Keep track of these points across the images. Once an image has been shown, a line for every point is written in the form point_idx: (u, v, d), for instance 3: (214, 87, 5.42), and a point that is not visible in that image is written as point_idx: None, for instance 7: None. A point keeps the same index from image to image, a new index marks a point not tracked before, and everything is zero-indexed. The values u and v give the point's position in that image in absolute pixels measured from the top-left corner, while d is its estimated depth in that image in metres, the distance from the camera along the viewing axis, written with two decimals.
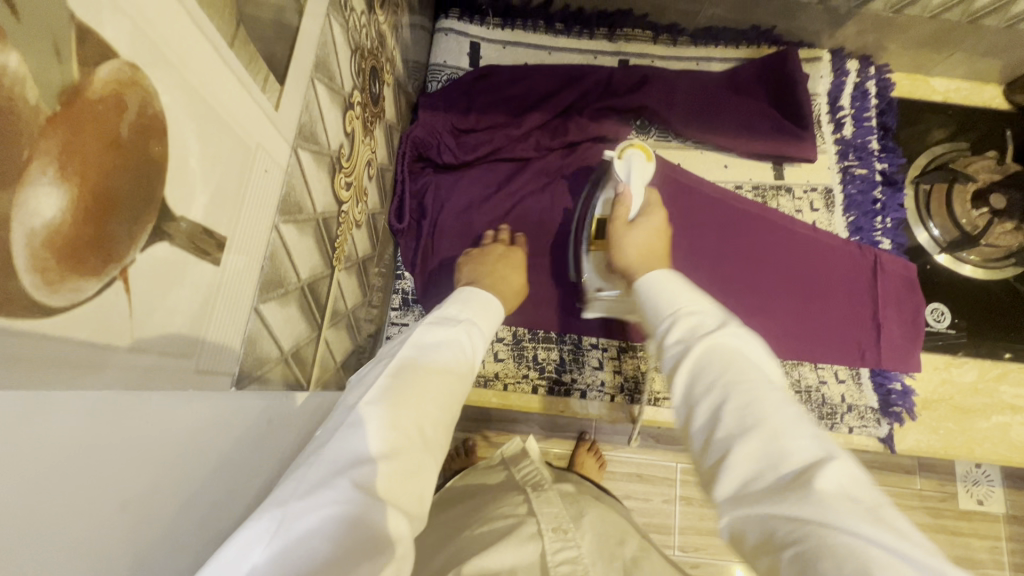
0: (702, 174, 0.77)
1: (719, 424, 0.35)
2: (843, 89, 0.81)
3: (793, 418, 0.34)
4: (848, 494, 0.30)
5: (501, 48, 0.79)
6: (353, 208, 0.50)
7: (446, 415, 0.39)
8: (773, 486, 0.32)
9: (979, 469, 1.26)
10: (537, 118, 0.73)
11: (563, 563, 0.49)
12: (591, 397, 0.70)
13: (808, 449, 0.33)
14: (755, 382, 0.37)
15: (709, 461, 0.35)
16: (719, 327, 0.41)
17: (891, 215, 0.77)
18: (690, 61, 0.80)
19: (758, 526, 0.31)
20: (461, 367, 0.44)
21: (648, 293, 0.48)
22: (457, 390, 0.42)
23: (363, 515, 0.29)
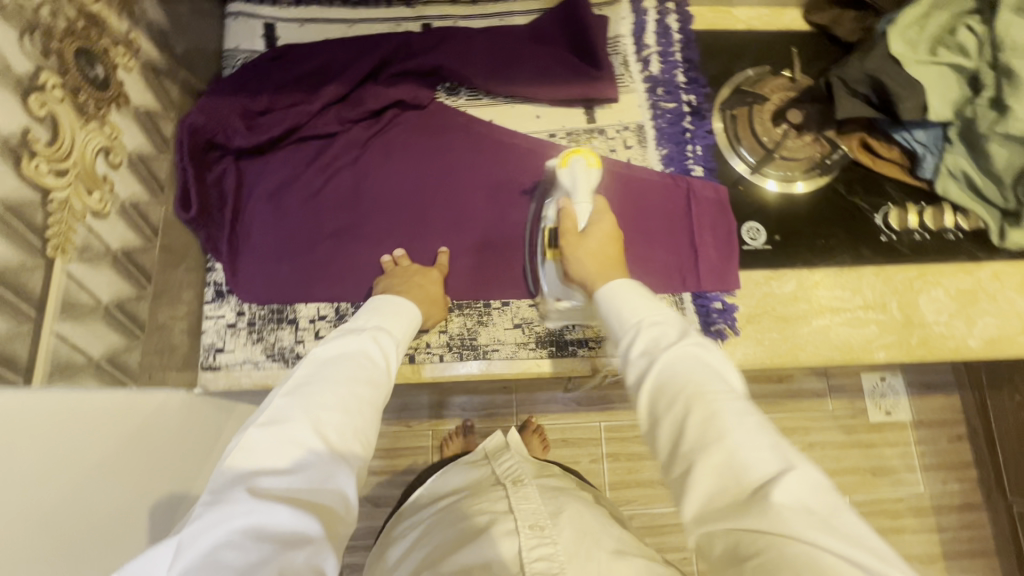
0: (515, 127, 0.78)
1: (684, 437, 0.42)
2: (645, 28, 0.82)
3: (760, 433, 0.41)
4: (801, 502, 0.37)
5: (298, 27, 0.78)
6: (80, 196, 0.48)
7: (358, 421, 0.45)
8: (738, 498, 0.38)
9: (885, 382, 1.40)
10: (332, 91, 0.72)
11: (538, 561, 0.54)
12: (420, 360, 0.69)
13: (771, 463, 0.39)
14: (710, 398, 0.43)
15: (679, 472, 0.41)
16: (679, 338, 0.48)
17: (700, 142, 0.79)
18: (493, 17, 0.81)
19: (723, 538, 0.37)
20: (371, 373, 0.49)
21: (609, 306, 0.54)
22: (376, 397, 0.48)
23: (267, 520, 0.36)
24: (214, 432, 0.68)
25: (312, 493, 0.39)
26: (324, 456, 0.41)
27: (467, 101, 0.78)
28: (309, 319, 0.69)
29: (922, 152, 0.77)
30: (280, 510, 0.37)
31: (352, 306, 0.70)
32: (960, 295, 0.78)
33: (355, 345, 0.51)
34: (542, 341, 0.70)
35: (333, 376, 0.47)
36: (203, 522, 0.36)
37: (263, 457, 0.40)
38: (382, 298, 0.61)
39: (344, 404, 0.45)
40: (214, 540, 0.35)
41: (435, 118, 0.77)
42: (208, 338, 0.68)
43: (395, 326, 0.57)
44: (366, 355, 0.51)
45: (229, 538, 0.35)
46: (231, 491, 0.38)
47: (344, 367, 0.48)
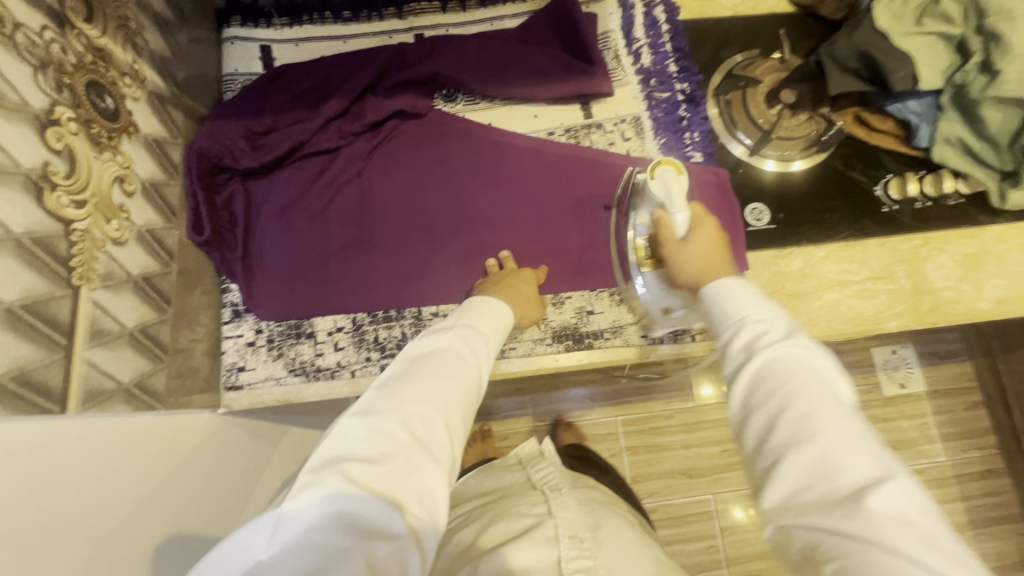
0: (514, 129, 0.79)
1: (774, 434, 0.42)
2: (633, 22, 0.84)
3: (861, 439, 0.40)
4: (899, 517, 0.35)
5: (294, 47, 0.79)
6: (100, 225, 0.49)
7: (449, 421, 0.45)
8: (824, 500, 0.38)
9: (897, 354, 1.41)
10: (334, 106, 0.73)
11: (579, 570, 0.52)
12: None
13: (870, 468, 0.38)
14: (814, 396, 0.43)
15: (763, 471, 0.42)
16: (783, 338, 0.47)
17: (697, 129, 0.80)
18: (483, 23, 0.82)
19: (800, 535, 0.38)
20: (461, 374, 0.49)
21: (711, 301, 0.54)
22: (465, 398, 0.48)
23: (355, 509, 0.37)
24: (237, 447, 0.65)
25: (400, 487, 0.39)
26: (413, 447, 0.41)
27: (465, 107, 0.79)
28: (327, 332, 0.70)
29: (916, 122, 0.78)
30: (364, 501, 0.37)
31: (368, 316, 0.71)
32: (966, 260, 0.79)
33: (445, 345, 0.51)
34: (558, 336, 0.71)
35: (426, 373, 0.47)
36: (299, 502, 0.37)
37: (354, 444, 0.40)
38: (483, 300, 0.61)
39: (435, 402, 0.44)
40: (306, 528, 0.36)
41: (435, 125, 0.78)
42: (229, 358, 0.68)
43: (485, 326, 0.57)
44: (454, 355, 0.50)
45: (319, 524, 0.36)
46: (324, 473, 0.38)
47: (435, 365, 0.48)
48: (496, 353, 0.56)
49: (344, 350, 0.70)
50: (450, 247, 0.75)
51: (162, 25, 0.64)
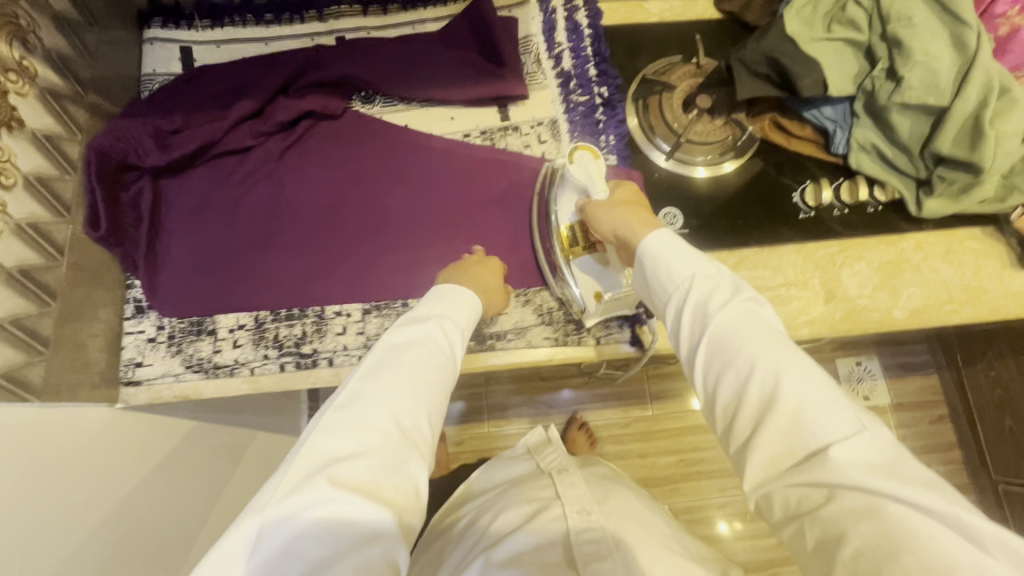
0: (430, 130, 0.80)
1: (744, 402, 0.46)
2: (555, 26, 0.84)
3: (819, 386, 0.44)
4: (859, 466, 0.40)
5: (214, 48, 0.80)
6: None
7: (429, 412, 0.49)
8: (808, 457, 0.42)
9: (861, 366, 1.59)
10: (245, 105, 0.74)
11: (587, 540, 0.63)
12: (338, 362, 0.70)
13: (839, 424, 0.42)
14: (768, 354, 0.46)
15: (741, 437, 0.46)
16: (732, 296, 0.51)
17: (613, 132, 0.80)
18: (404, 26, 0.83)
19: (783, 496, 0.43)
20: (440, 362, 0.53)
21: (652, 267, 0.56)
22: (443, 385, 0.52)
23: (346, 511, 0.41)
24: (145, 440, 0.68)
25: (385, 482, 0.44)
26: (398, 443, 0.45)
27: (382, 108, 0.80)
28: (229, 330, 0.70)
29: (832, 128, 0.78)
30: (354, 503, 0.41)
31: (270, 314, 0.71)
32: (884, 268, 0.78)
33: (425, 333, 0.55)
34: None
35: (404, 363, 0.50)
36: (285, 511, 0.40)
37: (334, 444, 0.44)
38: (459, 286, 0.63)
39: (412, 394, 0.49)
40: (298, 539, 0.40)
41: (350, 126, 0.79)
42: (128, 353, 0.69)
43: (460, 315, 0.59)
44: (434, 342, 0.54)
45: (306, 531, 0.40)
46: (307, 480, 0.42)
47: (414, 355, 0.52)
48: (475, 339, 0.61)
49: (244, 347, 0.70)
50: (359, 247, 0.75)
51: (64, 24, 0.66)
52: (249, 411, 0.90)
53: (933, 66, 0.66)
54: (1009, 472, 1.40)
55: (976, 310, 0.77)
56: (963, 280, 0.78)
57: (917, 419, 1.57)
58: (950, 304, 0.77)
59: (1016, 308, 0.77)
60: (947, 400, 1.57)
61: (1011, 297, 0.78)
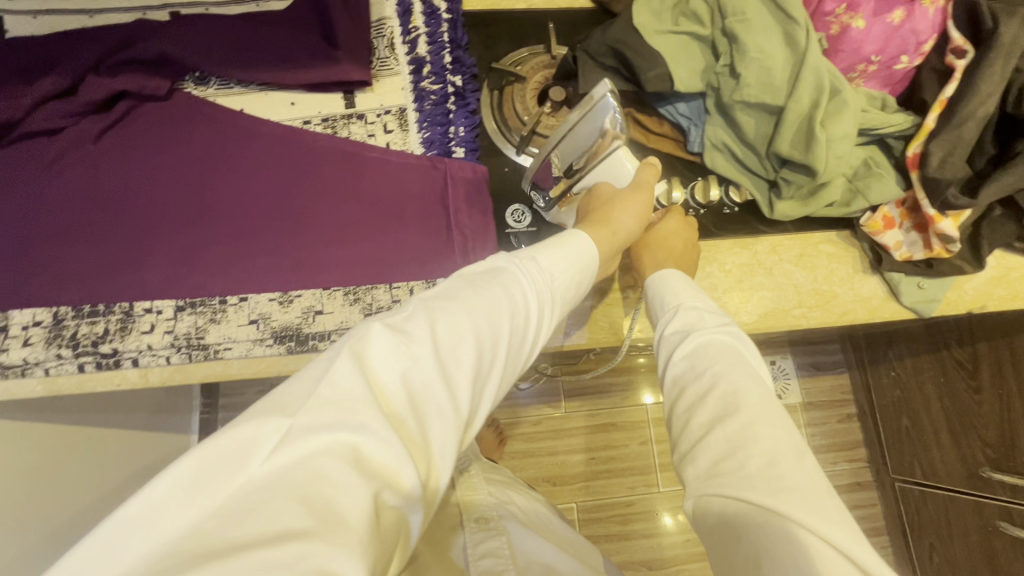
0: (267, 116, 0.75)
1: (704, 404, 0.46)
2: (411, 10, 0.80)
3: (781, 418, 0.43)
4: (815, 501, 0.37)
5: (31, 19, 0.74)
6: None
7: (488, 363, 0.41)
8: (747, 474, 0.40)
9: (776, 365, 1.62)
10: (50, 83, 0.68)
11: (487, 554, 0.61)
12: (143, 364, 0.65)
13: (789, 450, 0.41)
14: (737, 372, 0.47)
15: (697, 441, 0.45)
16: (715, 326, 0.54)
17: (462, 123, 0.76)
18: (248, 4, 0.78)
19: (715, 507, 0.41)
20: (516, 309, 0.44)
21: (654, 292, 0.62)
22: (512, 337, 0.43)
23: (374, 450, 0.31)
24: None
25: (423, 433, 0.35)
26: (449, 392, 0.36)
27: (218, 91, 0.75)
28: (22, 327, 0.64)
29: (686, 125, 0.75)
30: (392, 440, 0.32)
31: (70, 310, 0.65)
32: (736, 270, 0.77)
33: (507, 275, 0.46)
34: (279, 336, 0.67)
35: (478, 297, 0.43)
36: (322, 416, 0.31)
37: (383, 364, 0.36)
38: (572, 234, 0.55)
39: (480, 336, 0.40)
40: (334, 453, 0.30)
41: (181, 110, 0.74)
42: None
43: (555, 262, 0.50)
44: (521, 292, 0.45)
45: (333, 446, 0.30)
46: (358, 395, 0.33)
47: (492, 293, 0.43)
48: (566, 309, 0.51)
49: (36, 346, 0.64)
50: (183, 238, 0.70)
51: None
52: (70, 410, 0.87)
53: (767, 64, 0.64)
54: (904, 470, 1.43)
55: (825, 314, 0.76)
56: (814, 284, 0.77)
57: (825, 418, 1.60)
58: (799, 309, 0.76)
59: (864, 313, 0.77)
60: (854, 399, 1.60)
61: (860, 302, 0.77)
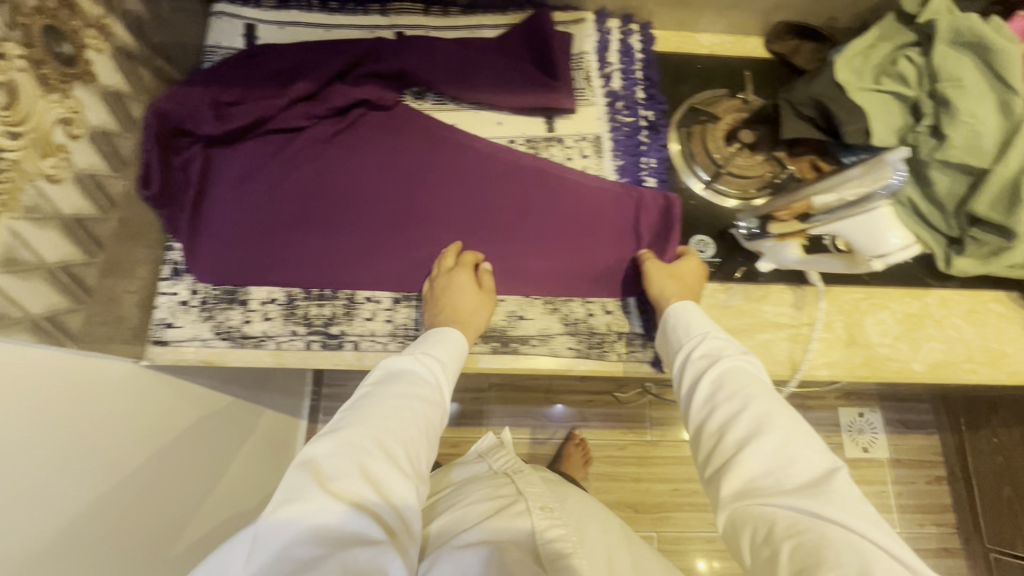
0: (476, 132, 0.81)
1: (738, 426, 0.53)
2: (608, 46, 0.86)
3: (809, 436, 0.51)
4: (849, 501, 0.45)
5: (277, 28, 0.82)
6: (33, 160, 0.51)
7: (412, 442, 0.53)
8: (779, 488, 0.48)
9: (863, 418, 1.58)
10: (301, 87, 0.75)
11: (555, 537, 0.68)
12: (363, 348, 0.70)
13: (822, 463, 0.49)
14: (767, 397, 0.55)
15: (732, 461, 0.51)
16: (737, 353, 0.60)
17: (654, 155, 0.82)
18: (464, 29, 0.84)
19: (756, 516, 0.47)
20: (426, 398, 0.57)
21: (673, 321, 0.66)
22: (428, 439, 0.55)
23: (324, 525, 0.44)
24: (160, 404, 0.70)
25: (358, 503, 0.46)
26: (377, 477, 0.48)
27: (433, 105, 0.82)
28: (260, 302, 0.71)
29: None
30: (325, 519, 0.44)
31: (302, 292, 0.72)
32: (906, 319, 0.79)
33: (410, 374, 0.59)
34: (486, 336, 0.72)
35: (397, 399, 0.55)
36: (278, 522, 0.44)
37: (329, 462, 0.48)
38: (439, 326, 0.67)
39: (390, 440, 0.51)
40: (313, 517, 0.44)
41: (399, 119, 0.80)
42: (160, 313, 0.70)
43: (443, 352, 0.63)
44: (420, 381, 0.59)
45: (297, 538, 0.43)
46: (305, 492, 0.45)
47: (400, 391, 0.56)
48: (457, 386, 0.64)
49: (273, 321, 0.71)
50: (399, 238, 0.76)
51: None
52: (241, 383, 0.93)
53: (978, 128, 0.68)
54: (1002, 541, 1.40)
55: (996, 372, 0.77)
56: (984, 341, 0.79)
57: (912, 477, 1.56)
58: (969, 363, 0.78)
59: None
60: (944, 460, 1.56)
61: None
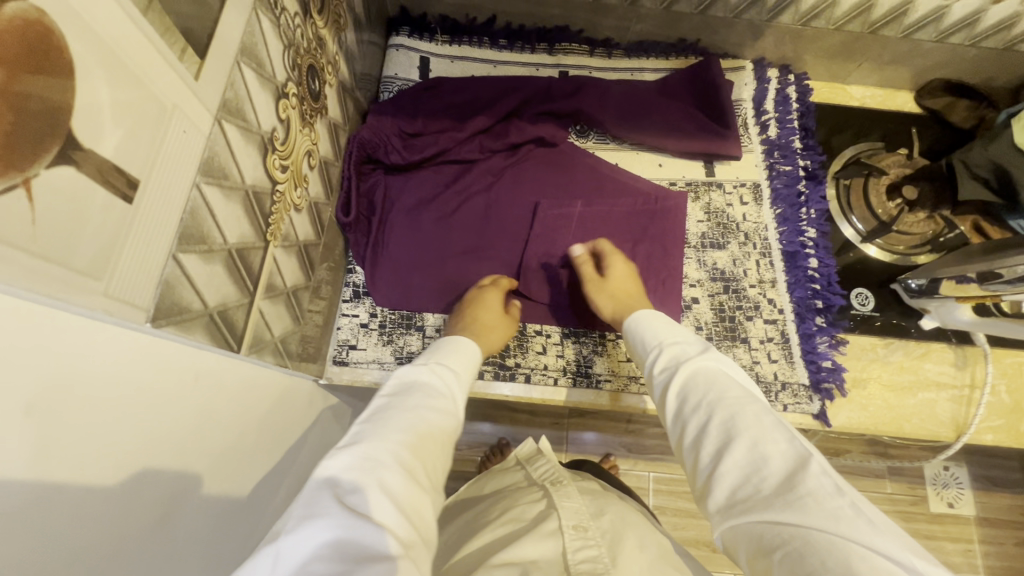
0: (638, 172, 0.83)
1: (707, 434, 0.43)
2: (766, 95, 0.87)
3: (778, 424, 0.42)
4: (826, 495, 0.35)
5: (448, 62, 0.85)
6: (291, 191, 0.54)
7: (424, 450, 0.42)
8: (758, 492, 0.38)
9: (948, 471, 1.26)
10: (480, 122, 0.79)
11: (584, 564, 0.45)
12: (535, 380, 0.73)
13: (789, 454, 0.39)
14: (735, 394, 0.45)
15: (705, 474, 0.41)
16: (701, 353, 0.51)
17: (814, 206, 0.82)
18: (625, 71, 0.87)
19: (745, 533, 0.37)
20: (442, 402, 0.49)
21: (637, 328, 0.59)
22: (443, 454, 0.44)
23: (350, 535, 0.33)
24: (325, 427, 0.68)
25: (380, 510, 0.35)
26: (394, 473, 0.38)
27: (595, 143, 0.84)
28: (435, 329, 0.74)
29: None
30: (343, 525, 0.33)
31: None
32: None
33: (424, 384, 0.50)
34: None
35: (409, 414, 0.45)
36: (295, 539, 0.32)
37: (336, 468, 0.37)
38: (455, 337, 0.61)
39: (397, 446, 0.40)
40: (321, 533, 0.32)
41: (565, 156, 0.81)
42: (343, 334, 0.73)
43: (456, 364, 0.56)
44: (437, 385, 0.51)
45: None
46: (321, 505, 0.34)
47: (418, 400, 0.47)
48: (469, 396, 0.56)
49: None
50: (566, 275, 0.76)
51: (355, 26, 0.71)
52: None
53: None
54: None
55: None
56: None
57: None
58: None
59: None
60: None
61: None
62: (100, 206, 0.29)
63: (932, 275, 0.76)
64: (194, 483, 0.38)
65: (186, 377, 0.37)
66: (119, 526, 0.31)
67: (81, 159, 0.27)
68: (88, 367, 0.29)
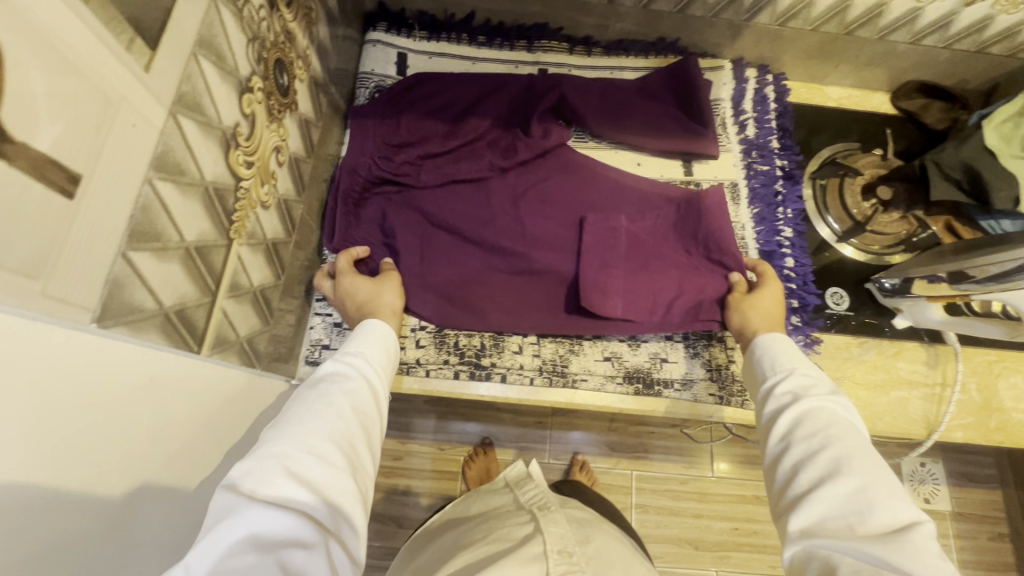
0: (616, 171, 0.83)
1: (812, 463, 0.44)
2: (744, 95, 0.88)
3: (895, 483, 0.42)
4: (930, 558, 0.36)
5: (427, 59, 0.84)
6: (257, 187, 0.53)
7: (344, 436, 0.43)
8: (853, 530, 0.38)
9: (924, 467, 1.26)
10: (473, 126, 0.77)
11: None
12: (511, 379, 0.72)
13: (905, 513, 0.39)
14: (855, 440, 0.45)
15: (798, 496, 0.42)
16: (830, 393, 0.50)
17: (791, 206, 0.83)
18: (604, 70, 0.87)
19: (823, 558, 0.37)
20: (360, 388, 0.49)
21: (762, 351, 0.57)
22: (364, 430, 0.46)
23: (262, 531, 0.35)
24: None
25: (293, 501, 0.37)
26: (309, 465, 0.39)
27: (574, 142, 0.84)
28: (411, 329, 0.73)
29: None
30: (257, 521, 0.35)
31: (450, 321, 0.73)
32: None
33: (339, 373, 0.49)
34: (630, 376, 0.72)
35: (322, 402, 0.45)
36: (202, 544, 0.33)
37: (246, 469, 0.38)
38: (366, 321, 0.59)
39: (311, 438, 0.41)
40: (234, 533, 0.34)
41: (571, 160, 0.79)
42: (317, 334, 0.72)
43: (379, 349, 0.55)
44: (354, 372, 0.50)
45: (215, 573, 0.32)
46: (230, 506, 0.35)
47: (331, 390, 0.47)
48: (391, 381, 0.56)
49: (425, 348, 0.73)
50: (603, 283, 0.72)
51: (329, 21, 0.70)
52: None
53: None
54: None
55: None
56: None
57: None
58: None
59: None
60: None
61: None
62: (36, 201, 0.28)
63: (905, 274, 0.76)
64: (146, 495, 0.38)
65: (134, 379, 0.36)
66: (64, 542, 0.31)
67: (13, 153, 0.26)
68: (24, 377, 0.28)
